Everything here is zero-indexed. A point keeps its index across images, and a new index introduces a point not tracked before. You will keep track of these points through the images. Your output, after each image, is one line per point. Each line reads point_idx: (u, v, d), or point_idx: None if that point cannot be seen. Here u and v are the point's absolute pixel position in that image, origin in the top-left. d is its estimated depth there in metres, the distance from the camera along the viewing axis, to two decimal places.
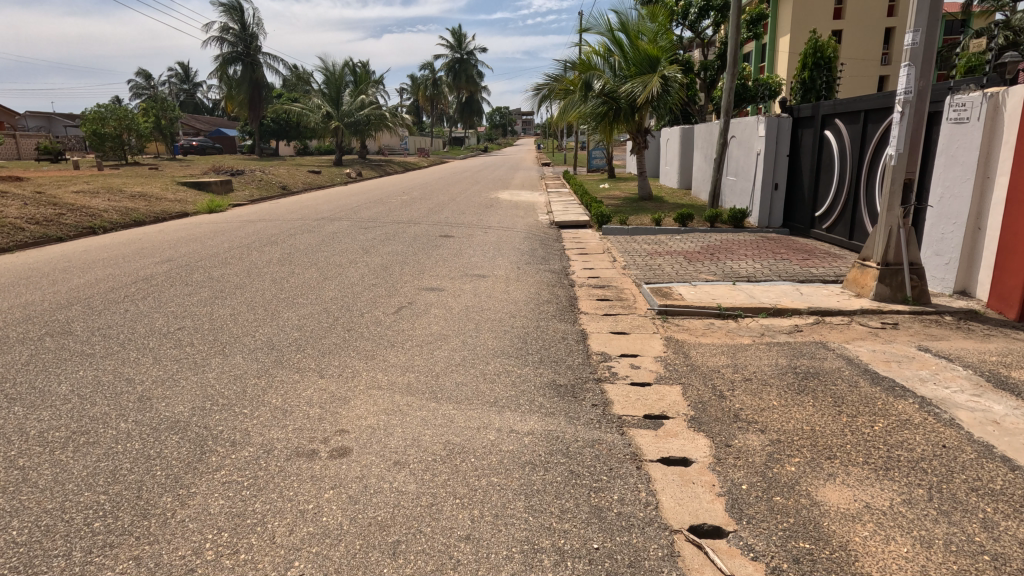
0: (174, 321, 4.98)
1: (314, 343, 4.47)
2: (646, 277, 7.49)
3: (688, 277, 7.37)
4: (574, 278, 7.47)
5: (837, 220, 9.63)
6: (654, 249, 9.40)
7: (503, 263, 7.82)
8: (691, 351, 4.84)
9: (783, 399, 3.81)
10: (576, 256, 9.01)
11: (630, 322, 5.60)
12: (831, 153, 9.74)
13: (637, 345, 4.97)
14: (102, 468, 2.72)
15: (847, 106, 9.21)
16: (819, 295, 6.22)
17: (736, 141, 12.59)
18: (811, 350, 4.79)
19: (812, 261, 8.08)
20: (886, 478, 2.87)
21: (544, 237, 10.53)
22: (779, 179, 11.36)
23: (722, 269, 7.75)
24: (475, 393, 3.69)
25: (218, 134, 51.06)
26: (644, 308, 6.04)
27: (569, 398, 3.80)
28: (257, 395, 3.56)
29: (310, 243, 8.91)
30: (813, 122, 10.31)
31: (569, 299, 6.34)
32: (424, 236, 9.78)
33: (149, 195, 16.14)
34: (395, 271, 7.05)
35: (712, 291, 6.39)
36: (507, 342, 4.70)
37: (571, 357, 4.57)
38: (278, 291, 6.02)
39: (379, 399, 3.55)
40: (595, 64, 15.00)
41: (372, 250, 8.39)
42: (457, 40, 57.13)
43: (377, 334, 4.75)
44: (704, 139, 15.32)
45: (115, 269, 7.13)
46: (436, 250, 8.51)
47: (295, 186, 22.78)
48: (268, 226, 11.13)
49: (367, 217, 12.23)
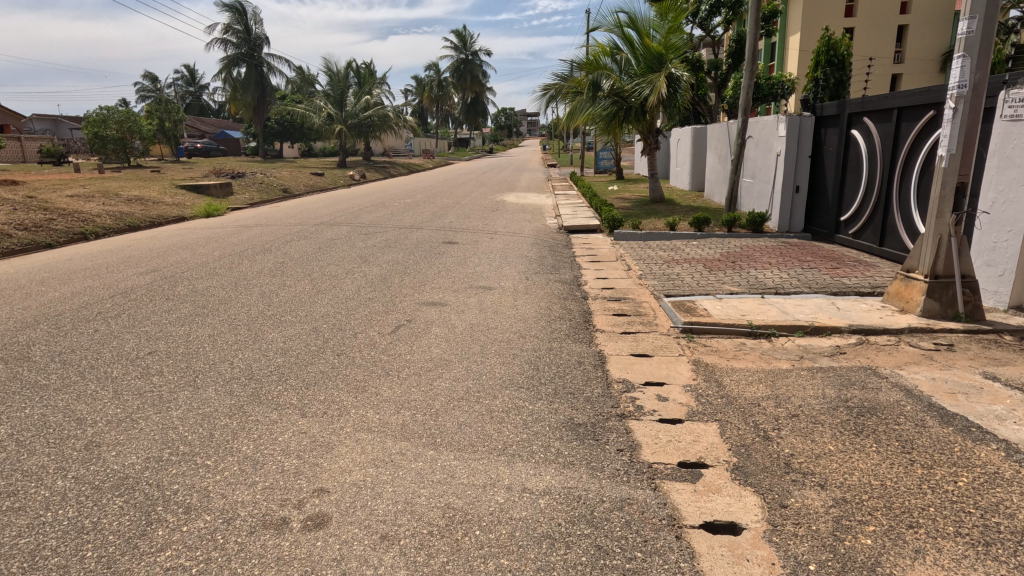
0: (146, 343, 4.49)
1: (298, 372, 3.96)
2: (664, 288, 6.94)
3: (710, 288, 6.81)
4: (587, 289, 6.94)
5: (866, 224, 9.05)
6: (670, 256, 8.86)
7: (510, 273, 7.30)
8: (723, 379, 4.30)
9: (840, 443, 3.26)
10: (587, 265, 8.48)
11: (652, 343, 5.07)
12: (859, 154, 9.16)
13: (663, 371, 4.44)
14: (19, 548, 2.21)
15: (877, 103, 8.64)
16: (858, 311, 5.65)
17: (753, 141, 12.01)
18: (861, 377, 4.23)
19: (842, 270, 7.52)
20: (989, 559, 2.32)
21: (553, 244, 9.99)
22: (800, 181, 10.76)
23: (746, 279, 7.19)
24: (480, 438, 3.16)
25: (223, 137, 50.81)
26: (666, 325, 5.50)
27: (589, 441, 3.27)
28: (226, 440, 3.04)
29: (307, 251, 8.43)
30: (838, 121, 9.73)
31: (584, 314, 5.81)
32: (427, 243, 9.27)
33: (146, 199, 15.75)
34: (395, 283, 6.54)
35: (740, 306, 5.84)
36: (517, 369, 4.17)
37: (589, 387, 4.03)
38: (265, 307, 5.52)
39: (368, 446, 3.03)
40: (604, 63, 14.46)
41: (372, 259, 7.88)
42: (462, 41, 56.67)
43: (370, 360, 4.22)
44: (718, 140, 14.72)
45: (95, 281, 6.66)
46: (439, 259, 7.99)
47: (296, 189, 22.34)
48: (264, 232, 10.66)
49: (368, 222, 11.74)
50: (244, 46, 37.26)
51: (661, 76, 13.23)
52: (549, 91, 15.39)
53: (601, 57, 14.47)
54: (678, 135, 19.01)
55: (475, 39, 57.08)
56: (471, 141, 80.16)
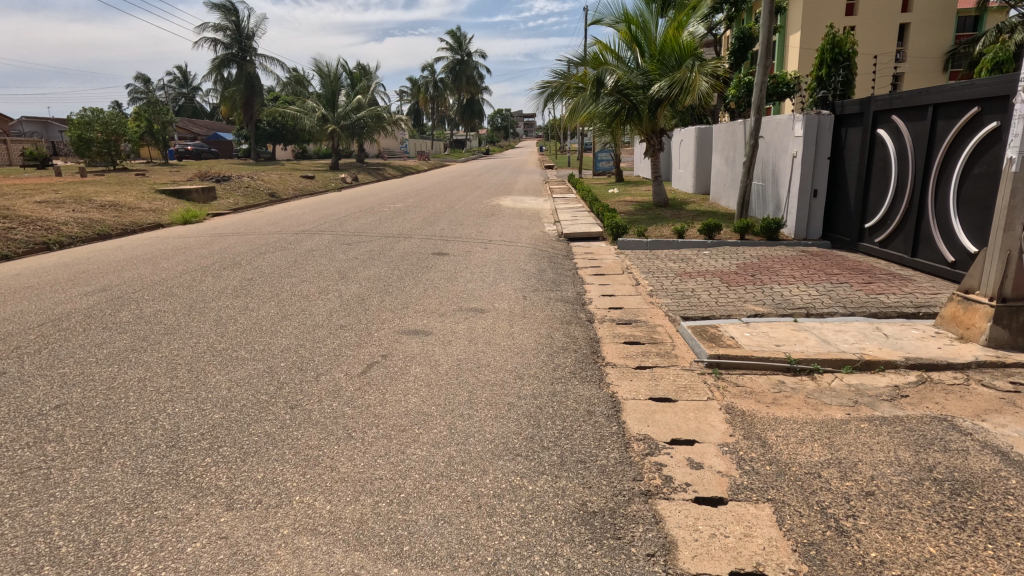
0: (58, 391, 3.66)
1: (237, 436, 3.12)
2: (680, 308, 6.15)
3: (733, 309, 6.01)
4: (593, 309, 6.14)
5: (895, 232, 8.29)
6: (681, 269, 8.07)
7: (505, 291, 6.49)
8: (767, 435, 3.48)
9: (946, 546, 2.43)
10: (591, 278, 7.67)
11: (673, 382, 4.27)
12: (886, 155, 8.40)
13: (692, 423, 3.63)
14: None
15: (908, 99, 7.86)
16: (911, 339, 4.85)
17: (766, 141, 11.21)
18: (938, 432, 3.42)
19: (876, 286, 6.72)
20: None
21: (553, 254, 9.19)
22: (818, 184, 9.97)
23: (771, 298, 6.39)
24: (464, 546, 2.34)
25: (216, 138, 49.87)
26: (689, 358, 4.69)
27: (609, 544, 2.43)
28: (111, 555, 2.21)
29: (281, 266, 7.61)
30: (861, 120, 8.95)
31: (591, 343, 5.01)
32: (415, 255, 8.46)
33: (121, 205, 14.86)
34: (373, 306, 5.72)
35: (771, 333, 5.04)
36: (514, 427, 3.35)
37: (602, 451, 3.22)
38: (217, 339, 4.69)
39: (309, 563, 2.20)
40: (608, 59, 13.65)
41: (351, 275, 7.06)
42: (457, 41, 55.77)
43: (330, 416, 3.38)
44: (725, 140, 13.93)
45: (29, 305, 5.80)
46: (427, 274, 7.18)
47: (284, 193, 21.47)
48: (239, 242, 9.83)
49: (353, 230, 10.90)
50: (234, 45, 36.44)
51: (687, 73, 12.34)
52: (547, 89, 14.51)
53: (605, 52, 13.70)
54: (682, 135, 18.21)
55: (470, 38, 56.22)
56: (467, 142, 79.33)
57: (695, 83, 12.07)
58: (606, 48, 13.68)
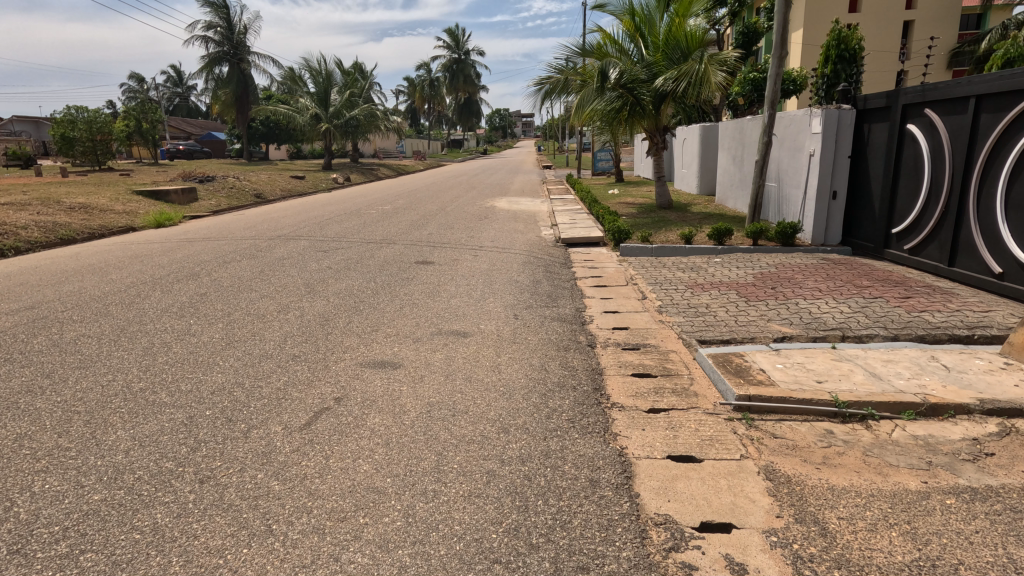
0: None
1: (110, 535, 2.27)
2: (694, 329, 5.34)
3: (756, 331, 5.20)
4: (594, 330, 5.33)
5: (927, 238, 7.49)
6: (692, 279, 7.26)
7: (494, 308, 5.68)
8: (827, 517, 2.64)
9: None
10: (592, 290, 6.87)
11: (696, 432, 3.46)
12: (918, 153, 7.58)
13: (724, 498, 2.80)
14: None
15: (945, 90, 7.04)
16: (976, 373, 4.04)
17: (780, 139, 10.38)
18: None
19: (918, 301, 5.89)
20: None
21: (549, 262, 8.36)
22: (838, 185, 9.13)
23: (798, 317, 5.58)
24: None
25: (208, 138, 48.86)
26: (712, 399, 3.87)
27: None
28: None
29: (243, 277, 6.77)
30: (888, 115, 8.14)
31: (592, 377, 4.19)
32: (397, 264, 7.63)
33: (92, 206, 13.98)
34: (339, 328, 4.90)
35: (808, 364, 4.21)
36: (494, 514, 2.51)
37: (611, 548, 2.38)
38: (137, 376, 3.84)
39: None
40: (609, 52, 12.84)
41: (320, 289, 6.22)
42: (454, 40, 54.89)
43: (248, 498, 2.54)
44: (732, 138, 13.11)
45: None
46: (407, 287, 6.34)
47: (271, 194, 20.59)
48: (206, 248, 8.99)
49: (334, 235, 10.07)
50: (227, 42, 35.52)
51: (695, 64, 11.62)
52: (545, 85, 13.66)
53: (607, 42, 12.89)
54: (685, 134, 17.37)
55: (468, 36, 55.17)
56: (465, 142, 78.36)
57: (709, 75, 11.38)
58: (607, 40, 12.87)
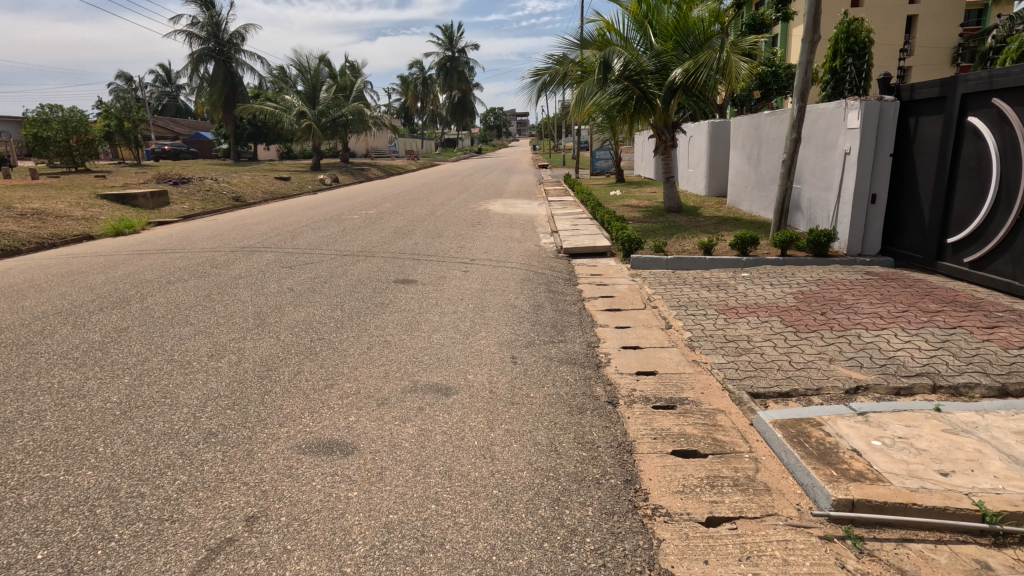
0: None
1: None
2: (741, 374, 4.20)
3: (822, 379, 4.05)
4: (613, 377, 4.16)
5: (995, 250, 6.41)
6: (722, 302, 6.10)
7: (484, 348, 4.49)
8: None
9: None
10: (604, 316, 5.70)
11: (790, 570, 2.27)
12: (983, 151, 6.47)
13: None
14: None
15: (1019, 76, 5.93)
16: None
17: (810, 135, 9.21)
18: None
19: (1011, 334, 4.75)
20: None
21: (551, 279, 7.21)
22: (879, 189, 7.99)
23: (869, 356, 4.45)
24: None
25: (196, 138, 47.49)
26: (799, 504, 2.70)
27: None
28: None
29: (183, 304, 5.59)
30: (943, 106, 7.01)
31: (621, 462, 3.01)
32: (372, 284, 6.45)
33: (45, 212, 12.68)
34: (280, 385, 3.70)
35: (916, 441, 3.05)
36: None
37: None
38: None
39: None
40: (613, 41, 11.67)
41: (271, 321, 5.04)
42: (448, 38, 53.50)
43: None
44: (747, 135, 11.94)
45: None
46: (379, 317, 5.16)
47: (251, 196, 19.31)
48: (156, 263, 7.78)
49: (307, 246, 8.85)
50: (212, 39, 34.03)
51: (715, 53, 10.38)
52: (542, 77, 12.52)
53: (609, 30, 11.72)
54: (693, 130, 16.21)
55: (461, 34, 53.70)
56: (458, 141, 77.00)
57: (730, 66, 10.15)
58: (609, 28, 11.69)
